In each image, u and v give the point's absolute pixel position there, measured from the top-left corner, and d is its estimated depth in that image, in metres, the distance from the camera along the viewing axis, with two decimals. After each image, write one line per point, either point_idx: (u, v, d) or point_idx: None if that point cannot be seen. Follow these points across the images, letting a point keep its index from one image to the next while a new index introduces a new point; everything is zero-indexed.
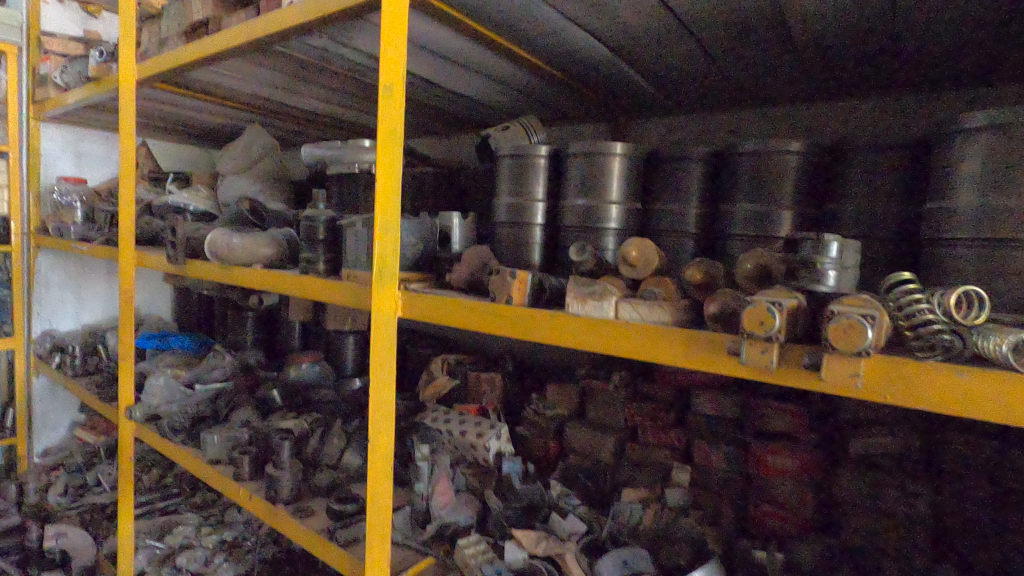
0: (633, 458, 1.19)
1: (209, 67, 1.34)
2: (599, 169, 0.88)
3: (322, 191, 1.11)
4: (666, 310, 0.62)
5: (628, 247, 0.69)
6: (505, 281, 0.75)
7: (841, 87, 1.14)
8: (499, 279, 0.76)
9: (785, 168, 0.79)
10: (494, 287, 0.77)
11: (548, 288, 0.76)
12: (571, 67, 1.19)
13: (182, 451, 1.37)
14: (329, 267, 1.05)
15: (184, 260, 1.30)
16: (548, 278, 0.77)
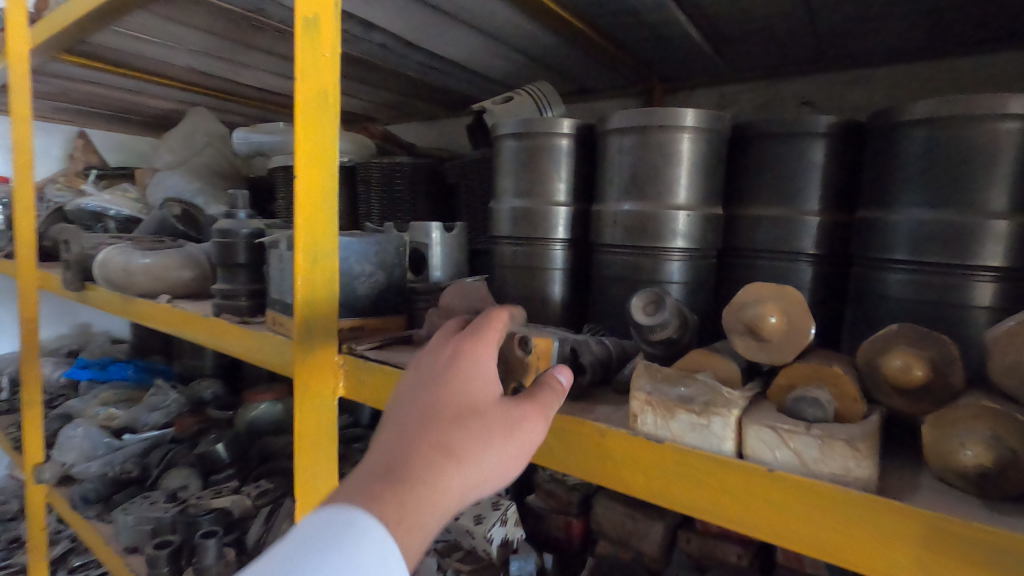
0: (689, 552, 0.87)
1: (112, 27, 1.02)
2: (658, 154, 0.55)
3: (242, 194, 0.78)
4: (864, 459, 0.28)
5: (756, 299, 0.35)
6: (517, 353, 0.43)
7: (980, 34, 0.80)
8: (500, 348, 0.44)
9: (1000, 146, 0.44)
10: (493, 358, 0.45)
11: (586, 368, 0.44)
12: (596, 13, 0.86)
13: (91, 531, 1.07)
14: (253, 304, 0.71)
15: (81, 285, 0.98)
16: (585, 345, 0.46)
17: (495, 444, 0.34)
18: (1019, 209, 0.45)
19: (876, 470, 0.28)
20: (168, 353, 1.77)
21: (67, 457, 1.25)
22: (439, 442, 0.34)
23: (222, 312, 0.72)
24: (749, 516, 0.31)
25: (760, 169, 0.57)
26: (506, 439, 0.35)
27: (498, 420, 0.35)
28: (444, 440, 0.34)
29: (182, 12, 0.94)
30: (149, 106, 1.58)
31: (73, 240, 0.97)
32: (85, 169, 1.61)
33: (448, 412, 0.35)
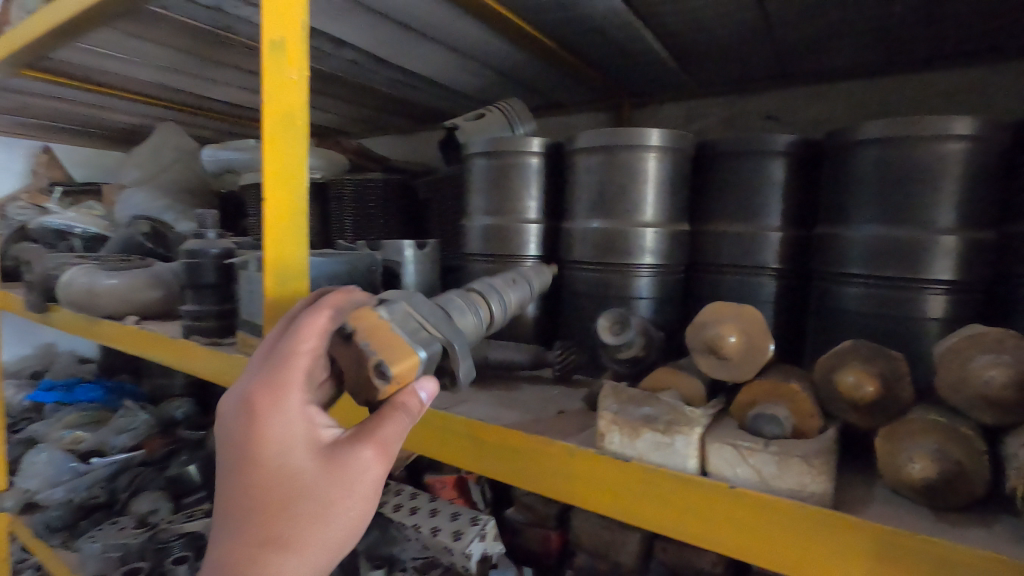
0: (664, 560, 0.88)
1: (76, 44, 0.99)
2: (624, 174, 0.56)
3: (212, 214, 0.78)
4: (819, 475, 0.30)
5: (717, 319, 0.36)
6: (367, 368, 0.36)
7: (927, 52, 0.84)
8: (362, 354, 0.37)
9: (946, 165, 0.47)
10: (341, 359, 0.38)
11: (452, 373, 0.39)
12: (565, 32, 0.87)
13: (57, 561, 1.03)
14: (223, 325, 0.71)
15: (44, 306, 0.95)
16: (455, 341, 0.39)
17: (330, 507, 0.34)
18: (965, 226, 0.47)
19: (830, 485, 0.30)
20: (137, 372, 1.73)
21: (30, 484, 1.20)
22: (269, 528, 0.33)
23: (191, 334, 0.71)
24: (716, 535, 0.32)
25: (722, 186, 0.58)
26: (333, 498, 0.34)
27: (327, 478, 0.34)
28: (274, 524, 0.33)
29: (145, 28, 0.92)
30: (115, 120, 1.55)
31: (34, 261, 0.94)
32: (48, 186, 1.57)
33: (263, 504, 0.33)
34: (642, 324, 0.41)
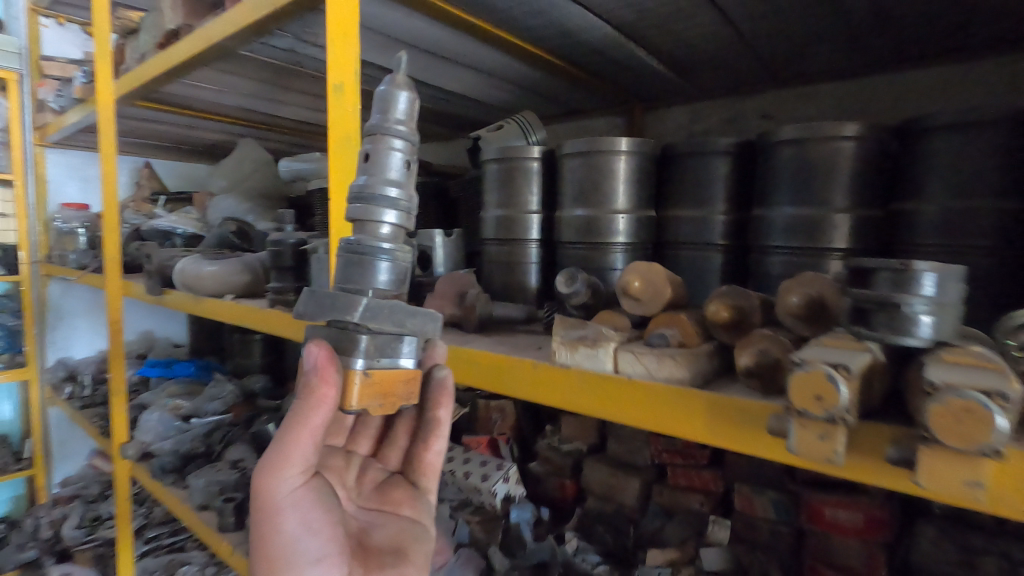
0: (662, 503, 1.03)
1: (181, 80, 1.24)
2: (599, 172, 0.72)
3: (290, 213, 0.99)
4: (682, 365, 0.45)
5: (631, 271, 0.53)
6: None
7: (894, 56, 0.94)
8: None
9: (839, 158, 0.60)
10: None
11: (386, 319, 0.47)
12: (570, 52, 1.03)
13: (169, 495, 1.27)
14: (299, 297, 0.91)
15: (161, 289, 1.20)
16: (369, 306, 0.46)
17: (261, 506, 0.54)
18: (856, 206, 0.61)
19: (690, 373, 0.45)
20: (222, 353, 2.00)
21: (146, 437, 1.48)
22: None
23: (276, 305, 0.92)
24: (622, 413, 0.48)
25: (681, 180, 0.73)
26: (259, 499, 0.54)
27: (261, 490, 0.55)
28: None
29: (234, 66, 1.15)
30: (205, 138, 1.83)
31: (153, 254, 1.19)
32: (152, 195, 1.86)
33: None
34: (587, 279, 0.57)
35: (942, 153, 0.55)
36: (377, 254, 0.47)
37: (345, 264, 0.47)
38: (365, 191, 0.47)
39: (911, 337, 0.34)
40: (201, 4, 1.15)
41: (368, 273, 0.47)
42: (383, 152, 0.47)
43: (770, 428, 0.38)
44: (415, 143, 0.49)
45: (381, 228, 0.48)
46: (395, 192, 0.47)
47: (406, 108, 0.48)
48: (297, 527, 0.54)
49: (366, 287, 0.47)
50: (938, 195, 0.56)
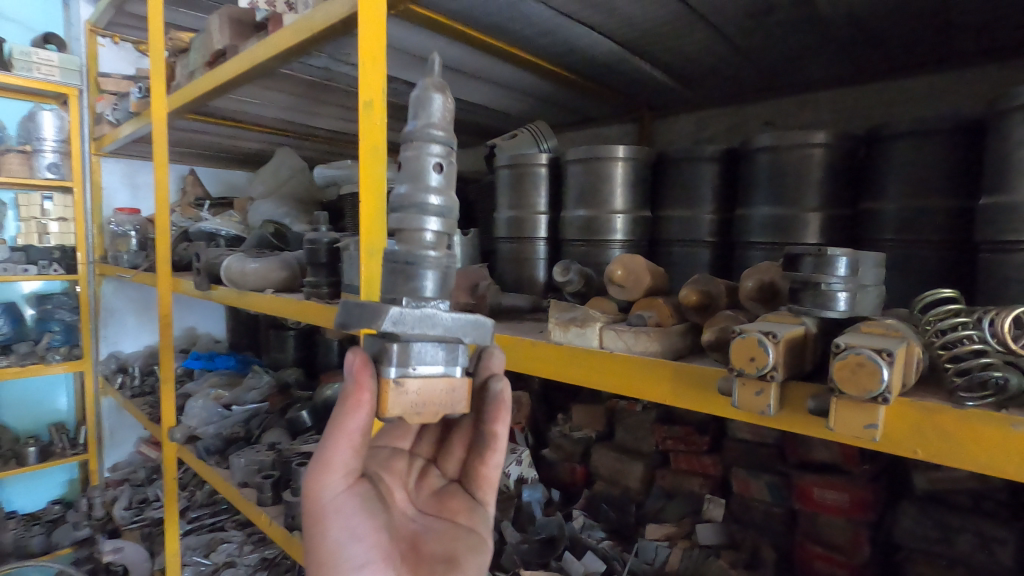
0: (665, 486, 1.10)
1: (227, 95, 1.36)
2: (599, 177, 0.80)
3: (324, 214, 1.09)
4: (654, 340, 0.53)
5: (615, 262, 0.62)
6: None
7: (885, 65, 0.99)
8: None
9: (810, 164, 0.67)
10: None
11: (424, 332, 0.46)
12: (580, 66, 1.12)
13: (213, 473, 1.38)
14: (332, 290, 1.02)
15: (208, 285, 1.32)
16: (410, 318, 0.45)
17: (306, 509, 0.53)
18: (827, 207, 0.68)
19: (662, 347, 0.53)
20: (258, 348, 2.14)
21: (192, 422, 1.60)
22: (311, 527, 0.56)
23: (311, 297, 1.03)
24: (605, 382, 0.55)
25: (674, 183, 0.81)
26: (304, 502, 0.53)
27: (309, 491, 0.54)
28: None
29: (276, 83, 1.27)
30: (245, 147, 1.96)
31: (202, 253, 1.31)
32: (196, 199, 2.01)
33: None
34: (580, 270, 0.67)
35: (900, 158, 0.62)
36: (418, 264, 0.46)
37: (389, 274, 0.47)
38: (404, 200, 0.46)
39: (831, 310, 0.42)
40: (246, 26, 1.27)
41: (409, 283, 0.47)
42: (419, 159, 0.46)
43: (719, 388, 0.45)
44: (453, 144, 0.48)
45: (422, 236, 0.47)
46: (435, 197, 0.46)
47: (441, 111, 0.46)
48: (340, 533, 0.52)
49: (405, 297, 0.46)
50: (897, 196, 0.63)
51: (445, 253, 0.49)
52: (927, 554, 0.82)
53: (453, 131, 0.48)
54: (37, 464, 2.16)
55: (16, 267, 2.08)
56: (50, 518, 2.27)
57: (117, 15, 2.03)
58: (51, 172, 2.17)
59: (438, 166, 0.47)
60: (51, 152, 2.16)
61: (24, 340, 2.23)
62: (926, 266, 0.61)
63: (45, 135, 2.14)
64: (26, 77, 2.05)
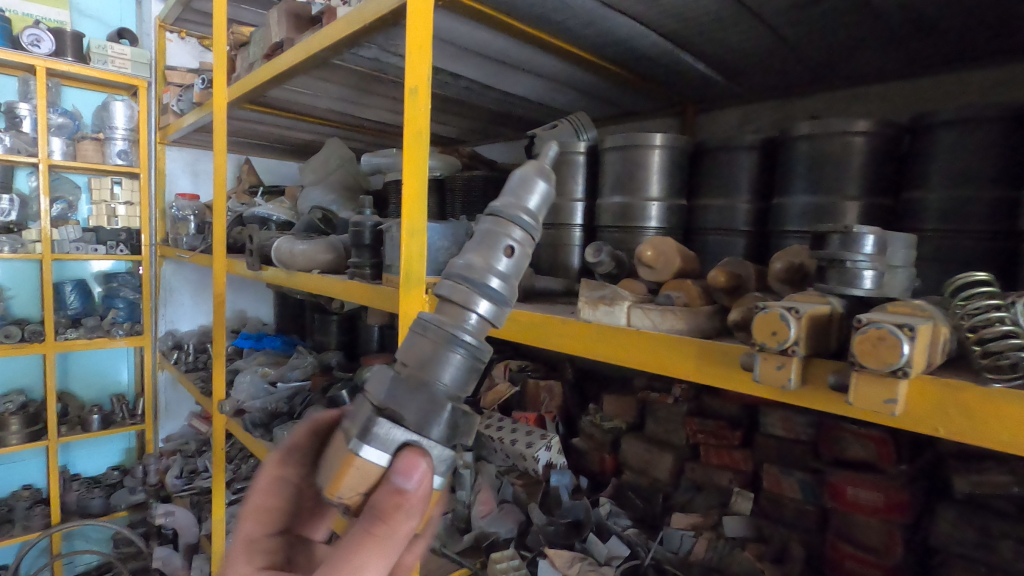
0: (693, 479, 1.10)
1: (283, 86, 1.43)
2: (636, 164, 0.81)
3: (369, 199, 1.14)
4: (680, 317, 0.55)
5: (644, 244, 0.63)
6: (328, 477, 0.47)
7: (940, 57, 0.96)
8: (332, 447, 0.49)
9: (849, 151, 0.67)
10: (324, 456, 0.50)
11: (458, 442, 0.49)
12: (623, 58, 1.12)
13: (258, 444, 1.46)
14: (374, 273, 1.06)
15: (260, 266, 1.39)
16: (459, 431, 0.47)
17: None
18: (866, 195, 0.67)
19: (687, 324, 0.55)
20: (303, 331, 2.22)
21: (240, 397, 1.69)
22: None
23: (354, 278, 1.08)
24: (628, 359, 0.57)
25: (712, 172, 0.82)
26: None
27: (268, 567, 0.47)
28: None
29: (329, 73, 1.33)
30: (297, 137, 2.05)
31: (254, 235, 1.38)
32: (251, 187, 2.11)
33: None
34: (611, 252, 0.69)
35: (945, 146, 0.61)
36: (456, 341, 0.44)
37: (418, 337, 0.45)
38: (465, 269, 0.45)
39: (858, 288, 0.43)
40: (302, 20, 1.33)
41: (434, 355, 0.44)
42: (500, 237, 0.45)
43: (742, 364, 0.46)
44: (537, 232, 0.47)
45: (470, 314, 0.45)
46: (497, 278, 0.44)
47: (536, 198, 0.46)
48: None
49: (427, 369, 0.44)
50: (941, 185, 0.62)
51: (482, 344, 0.46)
52: (965, 559, 0.79)
53: (540, 222, 0.47)
54: (100, 431, 2.32)
55: (87, 245, 2.24)
56: (109, 482, 2.43)
57: (185, 12, 2.15)
58: (121, 158, 2.32)
59: (512, 253, 0.45)
60: (122, 140, 2.31)
61: (92, 314, 2.39)
62: (967, 254, 0.60)
63: (117, 123, 2.29)
64: (102, 70, 2.20)
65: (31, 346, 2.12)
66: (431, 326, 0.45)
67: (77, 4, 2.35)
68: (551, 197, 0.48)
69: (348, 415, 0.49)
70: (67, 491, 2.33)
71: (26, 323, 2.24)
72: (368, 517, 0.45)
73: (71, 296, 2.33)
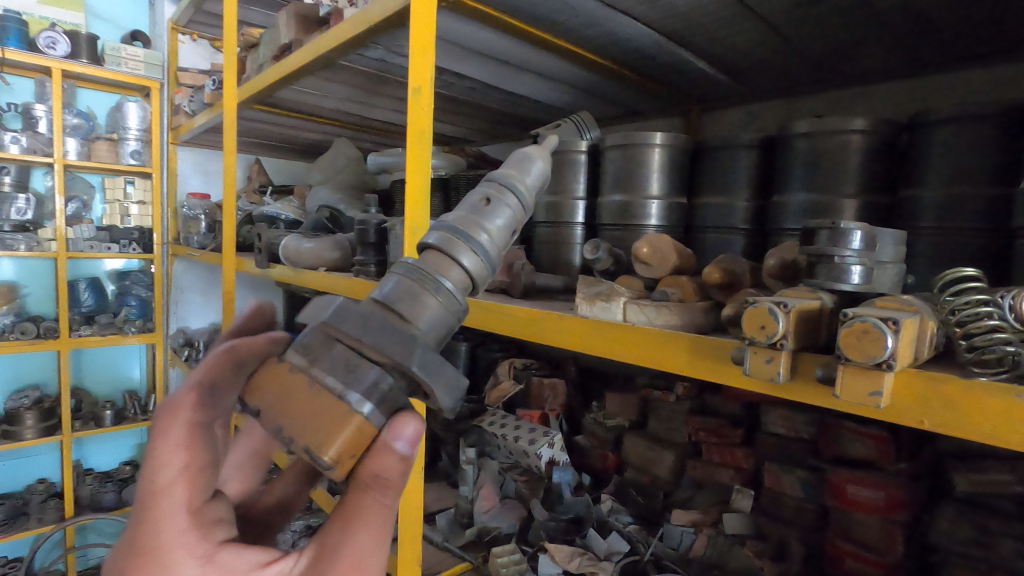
0: (695, 476, 1.10)
1: (291, 86, 1.45)
2: (635, 162, 0.81)
3: (374, 198, 1.15)
4: (674, 313, 0.56)
5: (641, 240, 0.65)
6: (307, 435, 0.37)
7: (942, 56, 0.96)
8: (279, 394, 0.39)
9: (847, 150, 0.67)
10: (261, 399, 0.39)
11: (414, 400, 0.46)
12: (626, 58, 1.13)
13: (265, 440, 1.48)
14: (379, 270, 1.08)
15: (267, 264, 1.41)
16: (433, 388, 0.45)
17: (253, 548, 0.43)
18: (863, 193, 0.68)
19: (681, 320, 0.56)
20: None
21: None
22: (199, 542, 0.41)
23: (359, 275, 1.09)
24: (623, 352, 0.58)
25: (712, 171, 0.83)
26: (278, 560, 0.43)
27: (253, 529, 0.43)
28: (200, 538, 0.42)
29: (336, 74, 1.34)
30: (306, 137, 2.07)
31: (262, 233, 1.40)
32: (260, 186, 2.14)
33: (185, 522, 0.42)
34: (609, 249, 0.70)
35: (941, 144, 0.61)
36: (437, 287, 0.43)
37: (401, 280, 0.43)
38: (458, 221, 0.45)
39: (847, 283, 0.44)
40: (310, 21, 1.35)
41: (415, 298, 0.42)
42: (495, 197, 0.47)
43: (733, 358, 0.47)
44: (528, 207, 0.49)
45: (453, 266, 0.44)
46: (486, 235, 0.45)
47: (532, 176, 0.49)
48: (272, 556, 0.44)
49: (408, 313, 0.42)
50: (937, 183, 0.62)
51: (460, 302, 0.45)
52: (964, 557, 0.79)
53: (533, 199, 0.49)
54: (113, 426, 2.36)
55: (101, 244, 2.28)
56: (121, 477, 2.46)
57: (197, 14, 2.18)
58: (133, 159, 2.36)
59: (506, 215, 0.47)
60: (134, 140, 2.35)
61: (106, 312, 2.43)
62: (961, 252, 0.60)
63: (130, 124, 2.33)
64: (115, 72, 2.24)
65: (45, 343, 2.16)
66: (423, 274, 0.43)
67: (92, 6, 2.39)
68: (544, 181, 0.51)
69: (301, 355, 0.40)
70: (80, 485, 2.37)
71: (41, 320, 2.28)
72: (364, 483, 0.42)
73: (84, 294, 2.37)
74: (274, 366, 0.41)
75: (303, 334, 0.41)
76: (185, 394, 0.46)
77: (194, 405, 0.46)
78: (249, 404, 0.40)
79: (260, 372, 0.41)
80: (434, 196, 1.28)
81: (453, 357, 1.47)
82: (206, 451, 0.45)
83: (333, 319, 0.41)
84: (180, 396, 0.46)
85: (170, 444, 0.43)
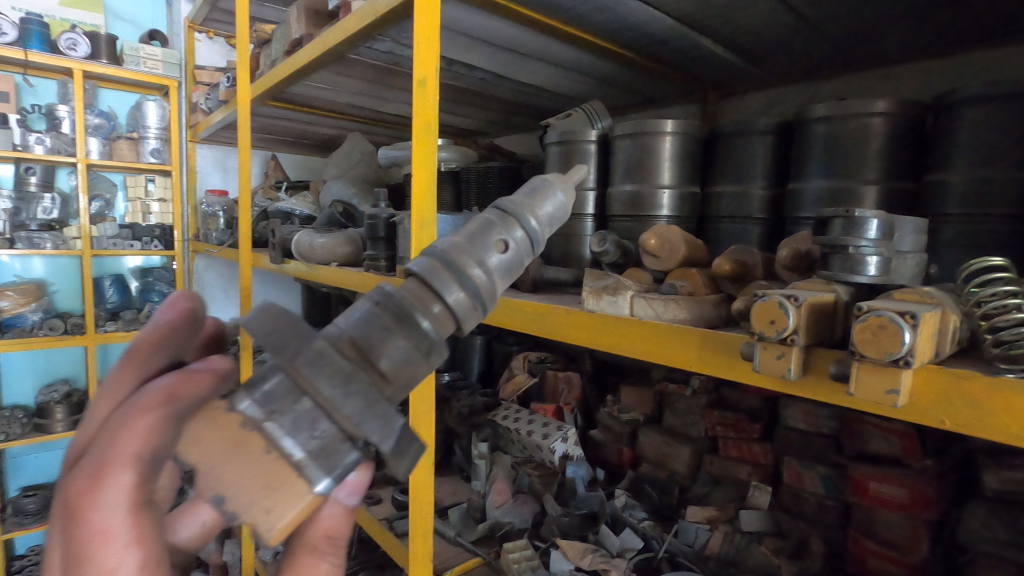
0: (712, 472, 1.08)
1: (302, 82, 1.45)
2: (647, 151, 0.79)
3: (384, 191, 1.14)
4: (684, 305, 0.54)
5: (649, 233, 0.63)
6: (251, 511, 0.34)
7: (968, 34, 0.92)
8: (227, 452, 0.35)
9: (867, 134, 0.64)
10: (203, 454, 0.35)
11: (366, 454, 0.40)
12: (639, 43, 1.10)
13: None
14: (389, 264, 1.08)
15: (281, 260, 1.42)
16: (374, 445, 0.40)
17: None
18: (884, 179, 0.65)
19: (691, 313, 0.54)
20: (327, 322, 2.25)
21: None
22: None
23: (370, 270, 1.09)
24: (631, 348, 0.56)
25: (726, 158, 0.80)
26: None
27: None
28: None
29: (346, 68, 1.34)
30: (320, 132, 2.08)
31: (277, 229, 1.41)
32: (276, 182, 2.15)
33: None
34: (616, 241, 0.68)
35: (969, 125, 0.58)
36: (417, 325, 0.40)
37: (380, 314, 0.39)
38: (453, 255, 0.42)
39: (863, 273, 0.42)
40: (320, 15, 1.35)
41: (390, 340, 0.38)
42: (501, 232, 0.43)
43: (744, 353, 0.45)
44: (538, 244, 0.45)
45: (437, 302, 0.41)
46: (485, 272, 0.42)
47: (546, 213, 0.46)
48: None
49: (380, 357, 0.38)
50: (964, 167, 0.59)
51: (439, 346, 0.41)
52: (994, 558, 0.76)
53: (545, 237, 0.46)
54: None
55: (124, 241, 2.32)
56: None
57: (213, 12, 2.20)
58: (154, 157, 2.39)
59: (507, 251, 0.43)
60: (154, 138, 2.38)
61: (130, 308, 2.47)
62: (989, 239, 0.57)
63: (149, 123, 2.37)
64: (134, 71, 2.26)
65: (74, 338, 2.22)
66: (404, 318, 0.40)
67: (112, 8, 2.43)
68: (564, 218, 0.48)
69: (259, 407, 0.36)
70: None
71: (69, 317, 2.33)
72: (316, 545, 0.39)
73: (110, 290, 2.42)
74: (213, 421, 0.36)
75: (263, 380, 0.37)
76: (119, 467, 0.33)
77: (136, 481, 0.33)
78: (185, 459, 0.36)
79: (198, 422, 0.37)
80: (445, 188, 1.27)
81: (467, 351, 1.47)
82: (159, 535, 0.34)
83: (306, 368, 0.36)
84: (107, 472, 0.33)
85: (112, 545, 0.32)
